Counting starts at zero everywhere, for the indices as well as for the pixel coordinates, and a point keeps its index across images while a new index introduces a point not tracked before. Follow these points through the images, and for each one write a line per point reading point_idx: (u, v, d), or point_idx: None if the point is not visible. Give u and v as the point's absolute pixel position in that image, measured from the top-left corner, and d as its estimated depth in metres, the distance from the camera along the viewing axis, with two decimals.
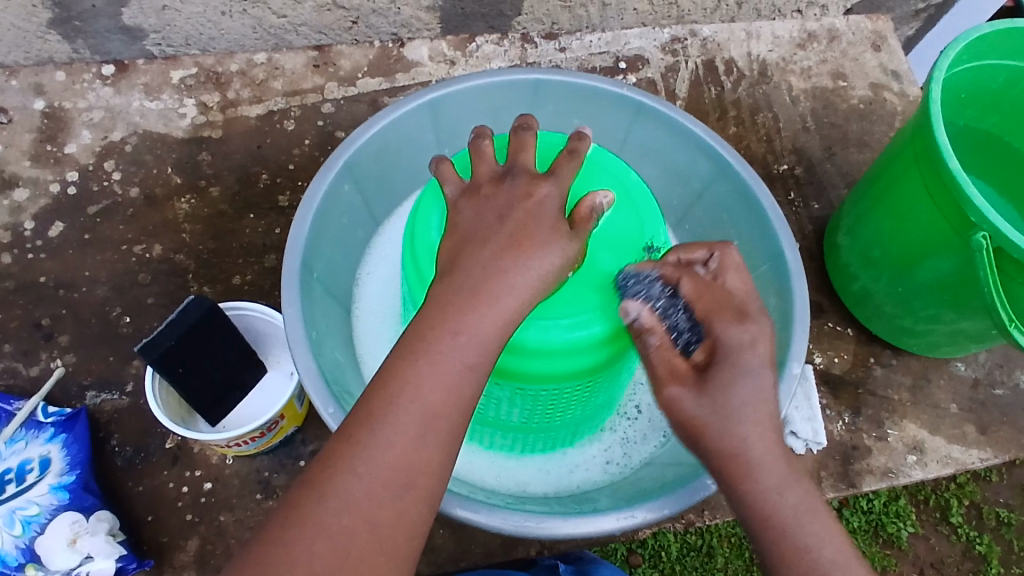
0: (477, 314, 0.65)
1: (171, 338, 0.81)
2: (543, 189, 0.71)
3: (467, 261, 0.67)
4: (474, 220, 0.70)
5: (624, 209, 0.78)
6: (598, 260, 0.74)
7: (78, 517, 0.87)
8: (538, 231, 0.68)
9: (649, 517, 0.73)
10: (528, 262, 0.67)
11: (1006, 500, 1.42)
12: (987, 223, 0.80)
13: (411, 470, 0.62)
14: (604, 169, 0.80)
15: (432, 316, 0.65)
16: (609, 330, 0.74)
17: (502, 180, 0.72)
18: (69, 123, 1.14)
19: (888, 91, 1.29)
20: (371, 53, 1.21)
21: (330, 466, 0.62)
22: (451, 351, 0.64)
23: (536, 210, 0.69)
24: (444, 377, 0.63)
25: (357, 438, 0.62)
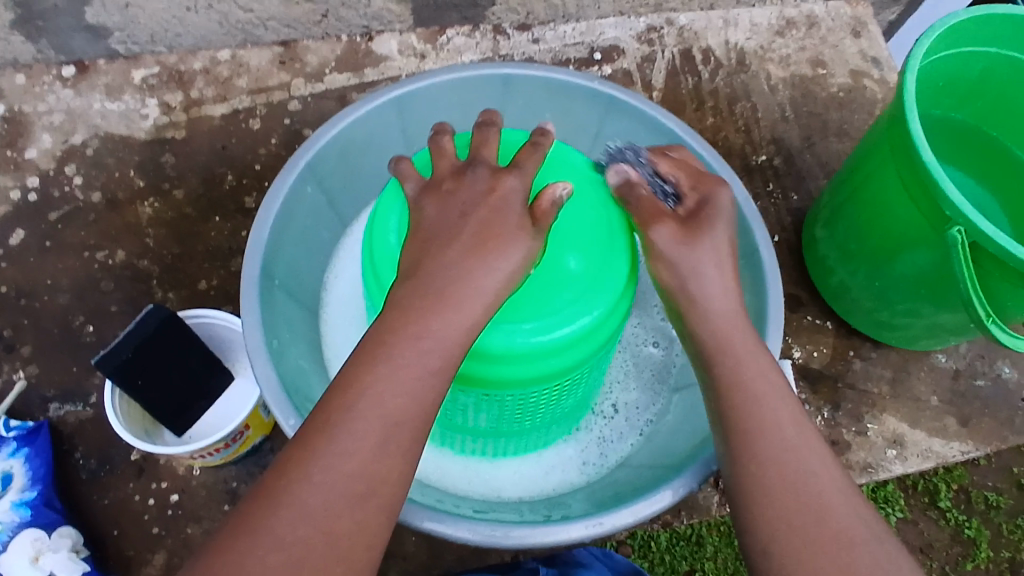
0: (442, 319, 0.61)
1: (128, 349, 0.79)
2: (506, 183, 0.67)
3: (430, 263, 0.63)
4: (436, 217, 0.66)
5: (592, 202, 0.74)
6: (561, 262, 0.71)
7: (40, 534, 0.86)
8: (501, 229, 0.64)
9: (619, 523, 0.71)
10: (492, 263, 0.63)
11: (995, 484, 1.32)
12: (962, 218, 0.78)
13: (371, 480, 0.57)
14: (569, 161, 0.76)
15: (393, 322, 0.61)
16: (578, 332, 0.70)
17: (463, 175, 0.68)
18: (29, 127, 1.11)
19: (868, 78, 1.26)
20: (339, 48, 1.18)
21: (282, 476, 0.57)
22: (413, 357, 0.60)
23: (499, 206, 0.66)
24: (406, 383, 0.59)
25: (311, 445, 0.57)
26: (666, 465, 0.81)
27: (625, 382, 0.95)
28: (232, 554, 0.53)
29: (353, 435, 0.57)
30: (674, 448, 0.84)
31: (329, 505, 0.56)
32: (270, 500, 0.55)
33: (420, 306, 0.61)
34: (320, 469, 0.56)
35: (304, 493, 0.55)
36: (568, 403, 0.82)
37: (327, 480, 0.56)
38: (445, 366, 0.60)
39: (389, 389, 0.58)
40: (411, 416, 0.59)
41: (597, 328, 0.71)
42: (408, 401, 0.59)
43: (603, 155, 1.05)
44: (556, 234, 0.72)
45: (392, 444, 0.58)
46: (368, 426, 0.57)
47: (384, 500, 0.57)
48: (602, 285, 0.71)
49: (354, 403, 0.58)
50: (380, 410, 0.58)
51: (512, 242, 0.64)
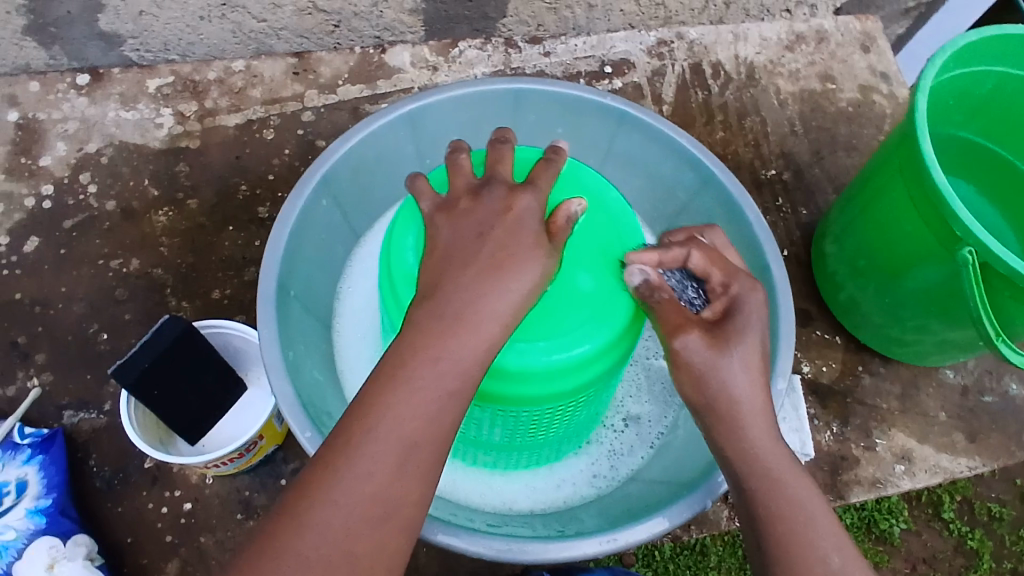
0: (461, 338, 0.61)
1: (145, 360, 0.80)
2: (522, 202, 0.67)
3: (449, 282, 0.64)
4: (453, 235, 0.66)
5: (601, 221, 0.75)
6: (574, 280, 0.71)
7: (56, 541, 0.86)
8: (517, 250, 0.65)
9: (632, 540, 0.71)
10: (510, 283, 0.64)
11: (1000, 495, 1.33)
12: (973, 238, 0.79)
13: (392, 499, 0.58)
14: (582, 181, 0.77)
15: (413, 341, 0.61)
16: (592, 350, 0.71)
17: (480, 192, 0.68)
18: (44, 135, 1.12)
19: (877, 93, 1.27)
20: (351, 60, 1.19)
21: (305, 494, 0.57)
22: (432, 377, 0.60)
23: (517, 225, 0.66)
24: (426, 403, 0.59)
25: (333, 464, 0.58)
26: (678, 481, 0.81)
27: (636, 396, 0.96)
28: (254, 572, 0.54)
29: (373, 455, 0.58)
30: (686, 464, 0.84)
31: (350, 524, 0.56)
32: (291, 519, 0.56)
33: (439, 325, 0.62)
34: (340, 489, 0.57)
35: (325, 512, 0.56)
36: (579, 418, 0.82)
37: (348, 499, 0.57)
38: (463, 386, 0.61)
39: (407, 409, 0.59)
40: (430, 436, 0.59)
41: (612, 345, 0.72)
42: (428, 420, 0.59)
43: (614, 169, 1.06)
44: (571, 251, 0.73)
45: (412, 463, 0.59)
46: (388, 446, 0.58)
47: (403, 519, 0.58)
48: (616, 303, 0.72)
49: (374, 422, 0.59)
50: (399, 430, 0.58)
51: (528, 262, 0.65)
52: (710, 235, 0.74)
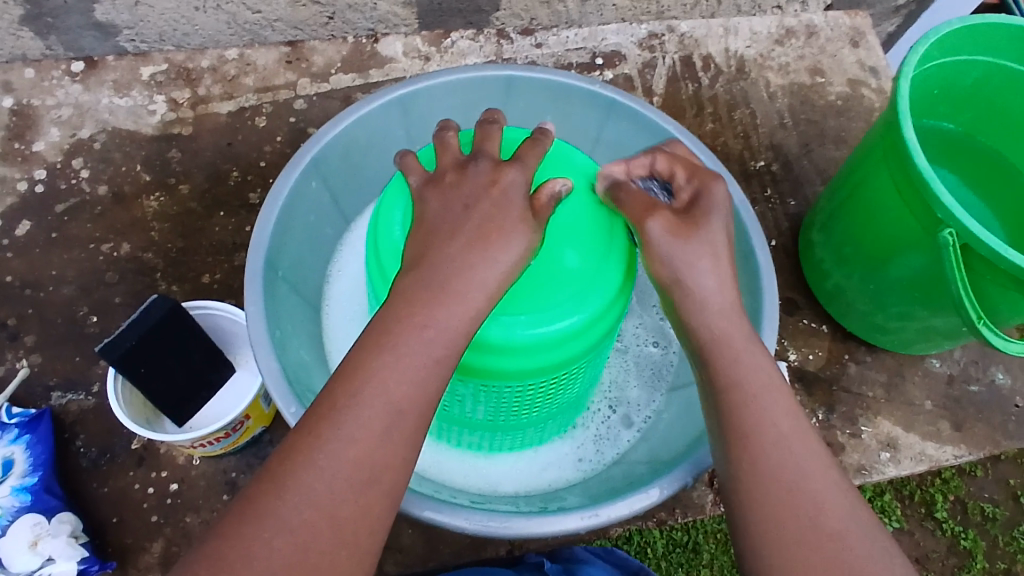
0: (445, 307, 0.62)
1: (132, 338, 0.80)
2: (507, 175, 0.68)
3: (434, 254, 0.65)
4: (437, 208, 0.67)
5: (589, 200, 0.75)
6: (562, 257, 0.71)
7: (39, 519, 0.87)
8: (500, 222, 0.66)
9: (613, 516, 0.72)
10: (494, 255, 0.64)
11: (991, 495, 1.31)
12: (954, 220, 0.79)
13: (374, 465, 0.58)
14: (569, 161, 0.77)
15: (398, 310, 0.62)
16: (575, 326, 0.71)
17: (466, 167, 0.69)
18: (37, 121, 1.12)
19: (866, 87, 1.28)
20: (344, 49, 1.20)
21: (288, 460, 0.58)
22: (415, 345, 0.61)
23: (503, 200, 0.67)
24: (409, 371, 0.60)
25: (317, 432, 0.58)
26: (663, 461, 0.82)
27: (624, 380, 0.96)
28: (235, 537, 0.55)
29: (356, 421, 0.58)
30: (671, 444, 0.85)
31: (331, 489, 0.57)
32: (273, 483, 0.57)
33: (423, 294, 0.62)
34: (323, 454, 0.57)
35: (308, 477, 0.57)
36: (563, 399, 0.83)
37: (331, 464, 0.57)
38: (447, 355, 0.62)
39: (391, 377, 0.59)
40: (413, 403, 0.60)
41: (595, 322, 0.73)
42: (412, 388, 0.60)
43: (605, 156, 1.06)
44: (555, 228, 0.72)
45: (394, 429, 0.59)
46: (371, 412, 0.59)
47: (386, 485, 0.59)
48: (600, 282, 0.72)
49: (358, 389, 0.59)
50: (383, 396, 0.59)
51: (512, 234, 0.65)
52: (687, 202, 0.74)
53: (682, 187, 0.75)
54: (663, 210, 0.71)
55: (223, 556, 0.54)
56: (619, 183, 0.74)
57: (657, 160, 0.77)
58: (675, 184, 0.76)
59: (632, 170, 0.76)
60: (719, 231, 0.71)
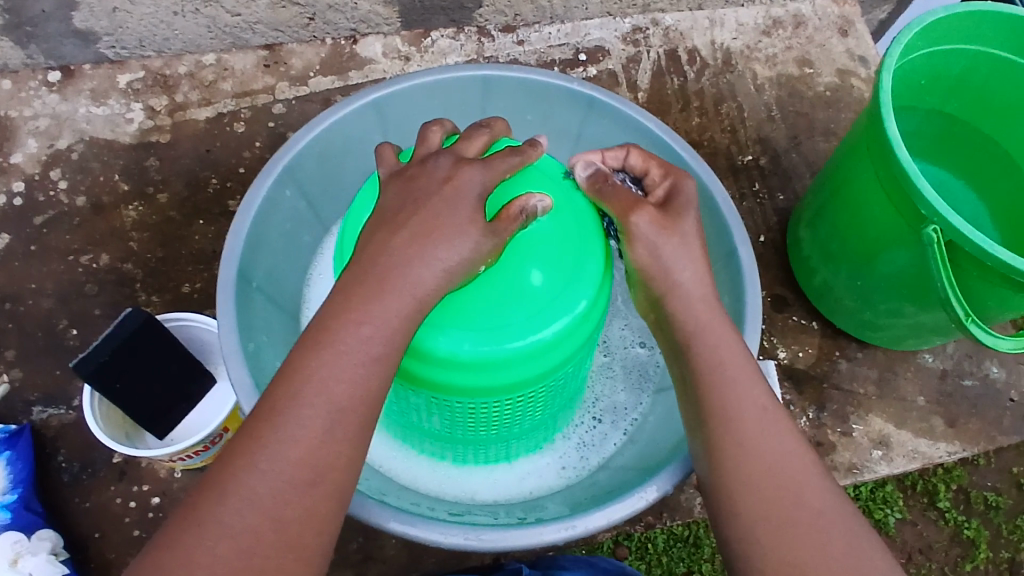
0: (385, 302, 0.61)
1: (106, 352, 0.79)
2: (465, 174, 0.67)
3: (377, 249, 0.63)
4: (389, 203, 0.66)
5: (568, 225, 0.72)
6: (525, 274, 0.69)
7: (20, 536, 0.86)
8: (446, 221, 0.64)
9: (591, 527, 0.70)
10: (437, 251, 0.63)
11: (994, 484, 1.29)
12: (938, 216, 0.77)
13: (319, 466, 0.57)
14: (552, 177, 0.74)
15: (338, 308, 0.61)
16: (535, 343, 0.68)
17: (427, 162, 0.69)
18: (14, 132, 1.11)
19: (855, 77, 1.26)
20: (323, 51, 1.18)
21: (231, 464, 0.57)
22: (361, 346, 0.60)
23: (453, 196, 0.65)
24: (350, 370, 0.59)
25: (258, 434, 0.57)
26: (645, 468, 0.81)
27: (610, 384, 0.95)
28: (178, 545, 0.54)
29: (298, 422, 0.57)
30: (656, 449, 0.83)
31: (275, 492, 0.56)
32: (216, 486, 0.56)
33: (362, 290, 0.61)
34: (267, 456, 0.56)
35: (249, 481, 0.56)
36: (538, 412, 0.81)
37: (276, 469, 0.56)
38: (389, 351, 0.61)
39: (333, 375, 0.59)
40: (357, 404, 0.59)
41: (571, 332, 0.71)
42: (354, 388, 0.59)
43: (587, 154, 1.05)
44: (518, 244, 0.69)
45: (338, 428, 0.58)
46: (314, 411, 0.58)
47: (331, 488, 0.58)
48: (567, 299, 0.70)
49: (300, 391, 0.58)
50: (326, 397, 0.58)
51: (458, 235, 0.64)
52: (662, 197, 0.74)
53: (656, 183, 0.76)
54: (649, 206, 0.71)
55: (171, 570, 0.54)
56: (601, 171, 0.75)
57: (631, 153, 0.78)
58: (647, 180, 0.77)
59: (607, 161, 0.78)
60: (694, 234, 0.72)
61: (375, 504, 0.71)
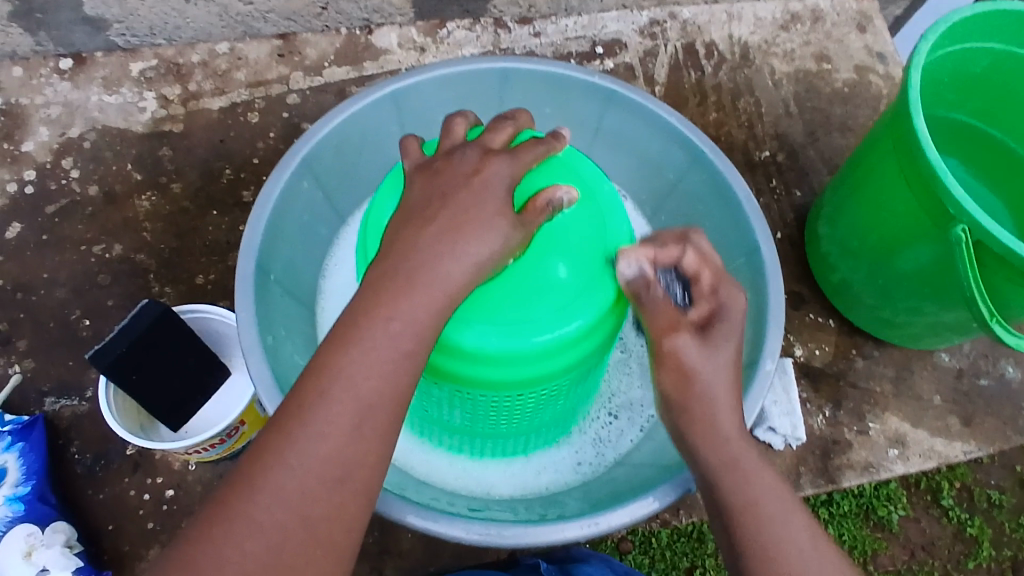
0: (415, 297, 0.60)
1: (122, 345, 0.78)
2: (492, 166, 0.66)
3: (405, 244, 0.63)
4: (416, 196, 0.66)
5: (592, 213, 0.71)
6: (551, 266, 0.68)
7: (33, 529, 0.86)
8: (474, 214, 0.63)
9: (614, 524, 0.70)
10: (465, 245, 0.62)
11: (999, 482, 1.29)
12: (965, 216, 0.77)
13: (347, 462, 0.57)
14: (576, 168, 0.73)
15: (365, 303, 0.60)
16: (560, 338, 0.68)
17: (453, 155, 0.68)
18: (26, 120, 1.10)
19: (874, 73, 1.25)
20: (337, 41, 1.17)
21: (259, 460, 0.56)
22: (390, 341, 0.59)
23: (482, 189, 0.64)
24: (379, 365, 0.58)
25: (286, 430, 0.57)
26: (665, 464, 0.81)
27: (627, 379, 0.94)
28: (207, 541, 0.54)
29: (325, 417, 0.57)
30: (675, 446, 0.83)
31: (303, 488, 0.56)
32: (245, 482, 0.56)
33: (391, 284, 0.61)
34: (295, 452, 0.56)
35: (277, 476, 0.56)
36: (558, 406, 0.80)
37: (304, 465, 0.56)
38: (418, 347, 0.60)
39: (361, 370, 0.58)
40: (386, 400, 0.59)
41: (596, 326, 0.70)
42: (383, 383, 0.58)
43: (605, 148, 1.04)
44: (545, 235, 0.68)
45: (366, 423, 0.58)
46: (342, 407, 0.57)
47: (360, 485, 0.57)
48: (592, 294, 0.69)
49: (328, 386, 0.58)
50: (354, 392, 0.58)
51: (487, 228, 0.63)
52: (706, 317, 0.71)
53: (702, 296, 0.72)
54: (686, 330, 0.69)
55: (201, 566, 0.53)
56: (647, 280, 0.69)
57: (687, 256, 0.71)
58: (696, 288, 0.73)
59: (659, 258, 0.71)
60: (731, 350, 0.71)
61: (398, 500, 0.70)
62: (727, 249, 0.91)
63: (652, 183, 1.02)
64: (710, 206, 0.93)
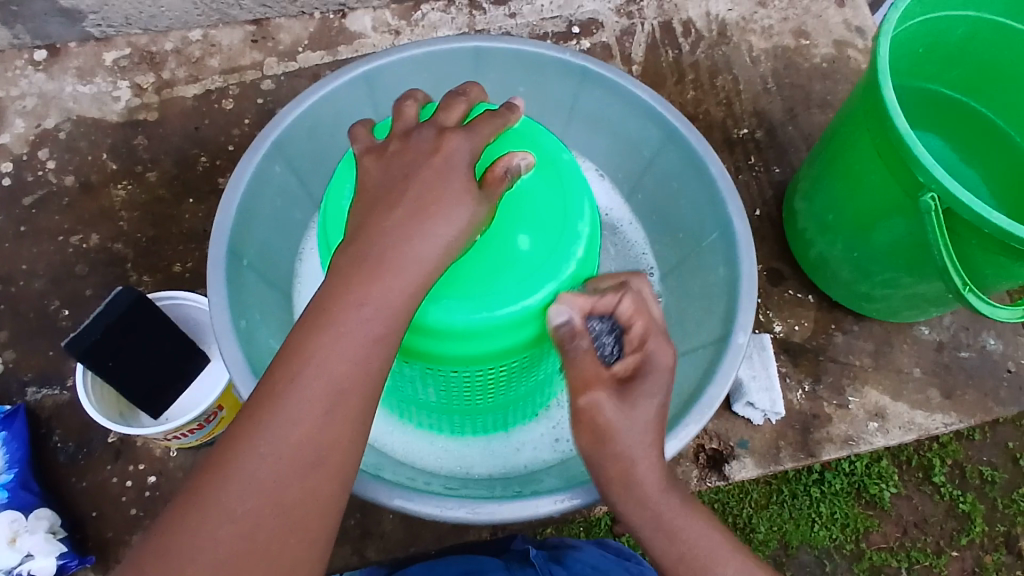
0: (386, 280, 0.60)
1: (97, 331, 0.78)
2: (451, 142, 0.66)
3: (374, 228, 0.62)
4: (383, 176, 0.65)
5: (552, 183, 0.71)
6: (511, 239, 0.68)
7: (17, 515, 0.86)
8: (442, 195, 0.63)
9: (586, 499, 0.70)
10: (434, 227, 0.62)
11: (990, 458, 1.29)
12: (935, 183, 0.77)
13: (320, 446, 0.57)
14: (533, 138, 0.74)
15: (336, 288, 0.60)
16: (525, 311, 0.68)
17: (410, 135, 0.67)
18: (1, 112, 1.10)
19: (852, 48, 1.24)
20: (311, 26, 1.16)
21: (231, 446, 0.56)
22: (357, 323, 0.59)
23: (445, 166, 0.64)
24: (349, 349, 0.58)
25: (258, 416, 0.57)
26: None
27: None
28: (181, 529, 0.54)
29: (298, 403, 0.57)
30: None
31: (276, 473, 0.56)
32: (217, 468, 0.56)
33: (361, 269, 0.60)
34: (268, 438, 0.56)
35: (250, 463, 0.55)
36: (530, 381, 0.81)
37: (275, 450, 0.56)
38: (391, 331, 0.60)
39: (333, 355, 0.58)
40: (356, 383, 0.58)
41: (561, 297, 0.70)
42: (354, 368, 0.58)
43: (581, 127, 1.04)
44: (505, 209, 0.69)
45: (340, 409, 0.58)
46: (314, 393, 0.57)
47: (335, 468, 0.58)
48: (556, 264, 0.69)
49: (299, 372, 0.58)
50: (325, 377, 0.57)
51: (454, 210, 0.63)
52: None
53: (631, 346, 0.68)
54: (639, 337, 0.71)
55: (171, 550, 0.54)
56: (574, 329, 0.66)
57: (624, 302, 0.68)
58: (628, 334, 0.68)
59: (595, 306, 0.68)
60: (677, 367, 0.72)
61: (374, 480, 0.71)
62: (701, 225, 0.91)
63: (628, 161, 1.02)
64: (685, 183, 0.93)
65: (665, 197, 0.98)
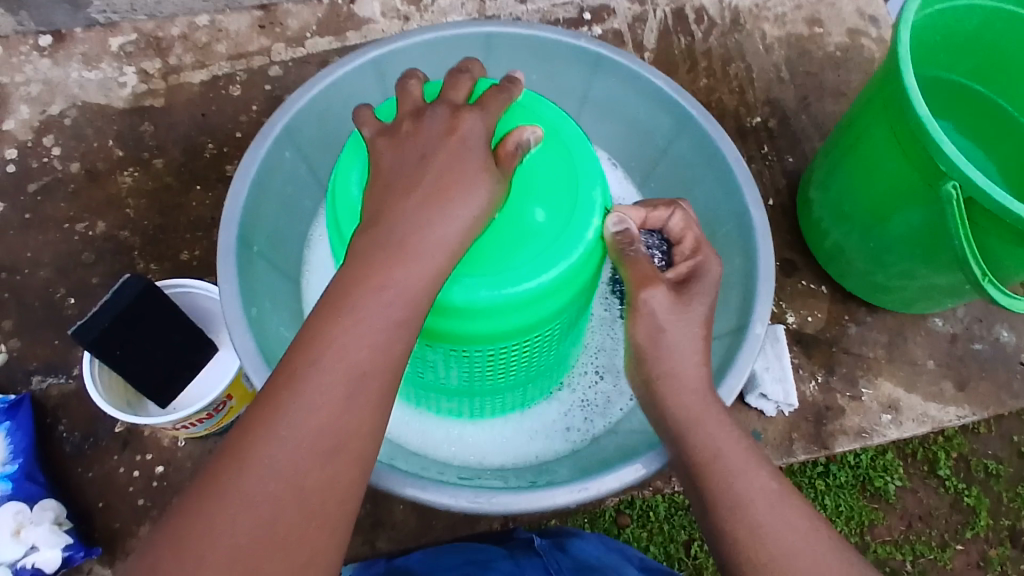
0: (406, 266, 0.59)
1: (105, 319, 0.77)
2: (466, 123, 0.64)
3: (393, 213, 0.61)
4: (402, 160, 0.64)
5: (558, 153, 0.70)
6: (526, 216, 0.67)
7: (21, 507, 0.85)
8: (463, 180, 0.62)
9: (602, 490, 0.70)
10: (455, 211, 0.61)
11: (996, 452, 1.27)
12: (956, 171, 0.75)
13: (339, 433, 0.56)
14: (537, 112, 0.72)
15: (355, 274, 0.59)
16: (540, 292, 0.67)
17: (422, 116, 0.66)
18: (6, 98, 1.08)
19: (866, 36, 1.22)
20: (319, 11, 1.15)
21: (248, 433, 0.56)
22: (376, 309, 0.58)
23: (460, 148, 0.63)
24: (369, 336, 0.58)
25: (277, 402, 0.56)
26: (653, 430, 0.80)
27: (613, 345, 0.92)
28: (197, 517, 0.53)
29: (318, 389, 0.56)
30: None
31: (295, 461, 0.55)
32: (235, 455, 0.55)
33: (380, 254, 0.59)
34: (286, 425, 0.55)
35: (268, 450, 0.55)
36: (542, 364, 0.80)
37: (294, 438, 0.55)
38: (410, 317, 0.59)
39: (353, 341, 0.57)
40: (376, 370, 0.58)
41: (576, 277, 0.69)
42: (374, 354, 0.58)
43: (592, 114, 1.02)
44: (518, 184, 0.68)
45: (359, 396, 0.57)
46: (333, 379, 0.56)
47: (354, 455, 0.57)
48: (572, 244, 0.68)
49: (318, 358, 0.57)
50: (345, 363, 0.57)
51: (475, 196, 0.62)
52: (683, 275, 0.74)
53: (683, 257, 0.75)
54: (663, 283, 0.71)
55: (188, 539, 0.53)
56: (631, 236, 0.70)
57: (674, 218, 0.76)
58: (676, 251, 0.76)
59: (648, 219, 0.76)
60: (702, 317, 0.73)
61: (389, 471, 0.70)
62: (716, 214, 0.90)
63: (640, 148, 1.01)
64: (699, 171, 0.92)
65: (678, 185, 0.97)
